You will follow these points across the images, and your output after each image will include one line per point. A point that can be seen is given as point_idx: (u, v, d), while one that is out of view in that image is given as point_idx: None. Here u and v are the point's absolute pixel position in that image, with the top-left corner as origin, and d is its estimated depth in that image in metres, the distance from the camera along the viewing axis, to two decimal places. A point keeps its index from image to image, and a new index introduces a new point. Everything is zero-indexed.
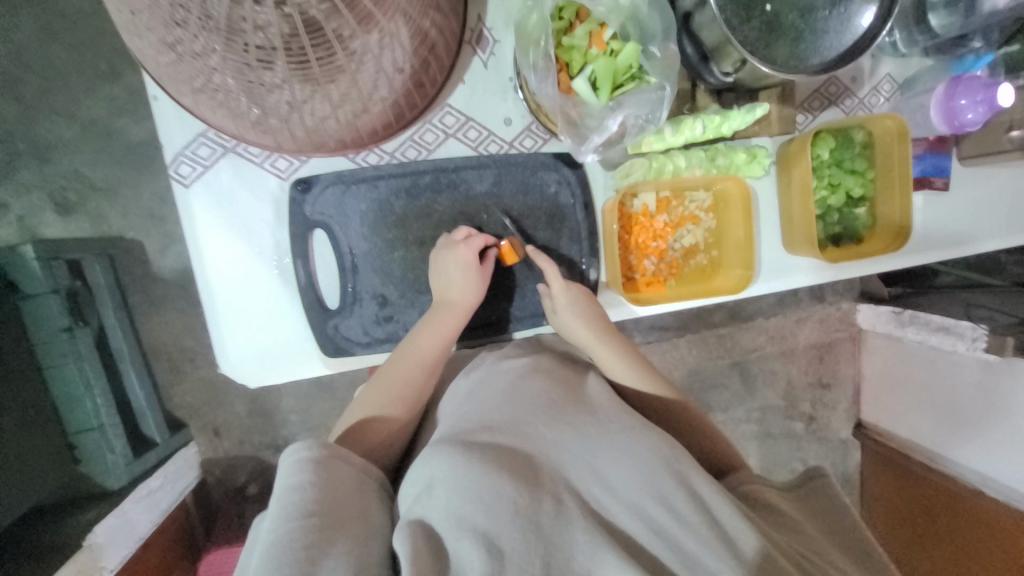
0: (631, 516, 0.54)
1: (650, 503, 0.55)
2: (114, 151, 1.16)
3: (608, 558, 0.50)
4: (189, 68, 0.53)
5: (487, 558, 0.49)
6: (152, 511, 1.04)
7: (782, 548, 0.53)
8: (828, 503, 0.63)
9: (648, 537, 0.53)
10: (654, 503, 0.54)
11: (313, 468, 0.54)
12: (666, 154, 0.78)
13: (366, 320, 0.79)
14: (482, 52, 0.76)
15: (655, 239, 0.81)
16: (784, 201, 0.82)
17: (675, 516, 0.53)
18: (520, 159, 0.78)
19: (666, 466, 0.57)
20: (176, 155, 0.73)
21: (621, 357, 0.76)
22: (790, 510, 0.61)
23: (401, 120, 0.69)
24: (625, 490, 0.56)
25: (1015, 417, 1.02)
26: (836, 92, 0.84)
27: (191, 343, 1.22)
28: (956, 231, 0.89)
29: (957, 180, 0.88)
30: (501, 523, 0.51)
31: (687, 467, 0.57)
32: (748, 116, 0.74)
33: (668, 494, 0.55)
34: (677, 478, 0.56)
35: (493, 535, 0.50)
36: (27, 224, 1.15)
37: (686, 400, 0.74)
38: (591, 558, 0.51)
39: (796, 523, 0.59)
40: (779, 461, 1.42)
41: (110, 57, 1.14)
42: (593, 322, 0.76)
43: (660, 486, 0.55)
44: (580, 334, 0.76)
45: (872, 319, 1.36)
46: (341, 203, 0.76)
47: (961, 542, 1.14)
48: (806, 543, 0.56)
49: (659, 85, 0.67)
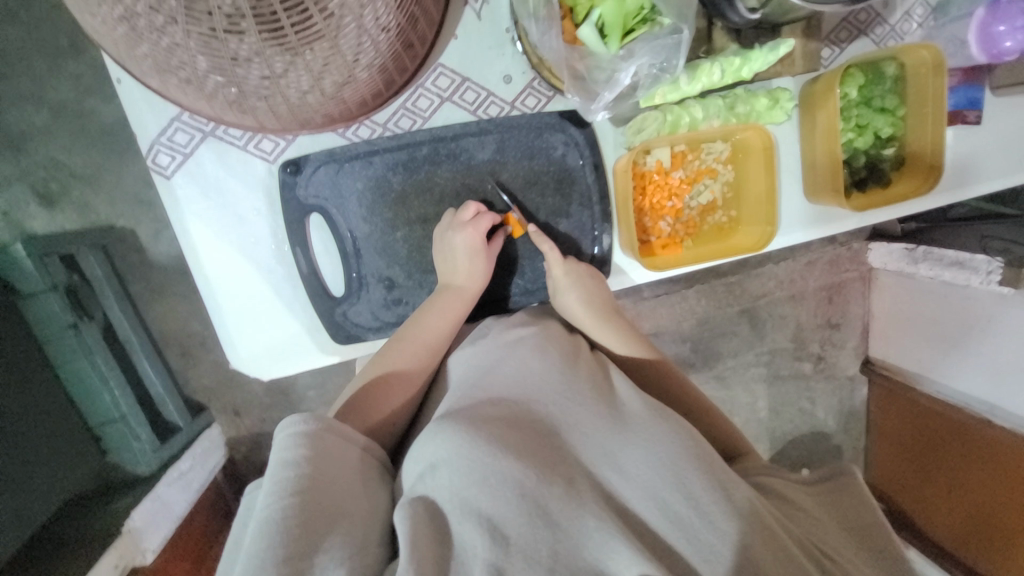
0: (640, 501, 0.54)
1: (664, 488, 0.54)
2: (88, 135, 1.09)
3: (619, 548, 0.51)
4: (148, 45, 0.48)
5: (489, 544, 0.49)
6: (186, 491, 1.07)
7: (792, 536, 0.55)
8: (848, 498, 0.65)
9: (658, 520, 0.53)
10: (666, 487, 0.54)
11: (307, 442, 0.54)
12: (681, 105, 0.72)
13: (375, 304, 0.76)
14: (474, 2, 0.68)
15: (671, 198, 0.77)
16: (807, 147, 0.77)
17: (687, 499, 0.53)
18: (523, 121, 0.72)
19: (679, 454, 0.56)
20: (153, 144, 0.68)
21: (616, 333, 0.74)
22: (800, 501, 0.63)
23: (392, 87, 0.64)
24: (639, 477, 0.55)
25: (1006, 344, 1.06)
26: (866, 20, 0.76)
27: (199, 328, 1.20)
28: (986, 169, 0.83)
29: (991, 112, 0.82)
30: (504, 508, 0.51)
31: (699, 455, 0.56)
32: (771, 55, 0.68)
33: (679, 479, 0.55)
34: (690, 462, 0.56)
35: (496, 519, 0.51)
36: (11, 218, 1.10)
37: (667, 362, 0.75)
38: (601, 546, 0.51)
39: (808, 514, 0.61)
40: (788, 401, 1.44)
41: (69, 31, 1.05)
42: (592, 303, 0.74)
43: (670, 472, 0.55)
44: (578, 313, 0.74)
45: (884, 258, 1.33)
46: (335, 184, 0.71)
47: (965, 473, 1.16)
48: (821, 536, 0.59)
49: (674, 28, 0.60)
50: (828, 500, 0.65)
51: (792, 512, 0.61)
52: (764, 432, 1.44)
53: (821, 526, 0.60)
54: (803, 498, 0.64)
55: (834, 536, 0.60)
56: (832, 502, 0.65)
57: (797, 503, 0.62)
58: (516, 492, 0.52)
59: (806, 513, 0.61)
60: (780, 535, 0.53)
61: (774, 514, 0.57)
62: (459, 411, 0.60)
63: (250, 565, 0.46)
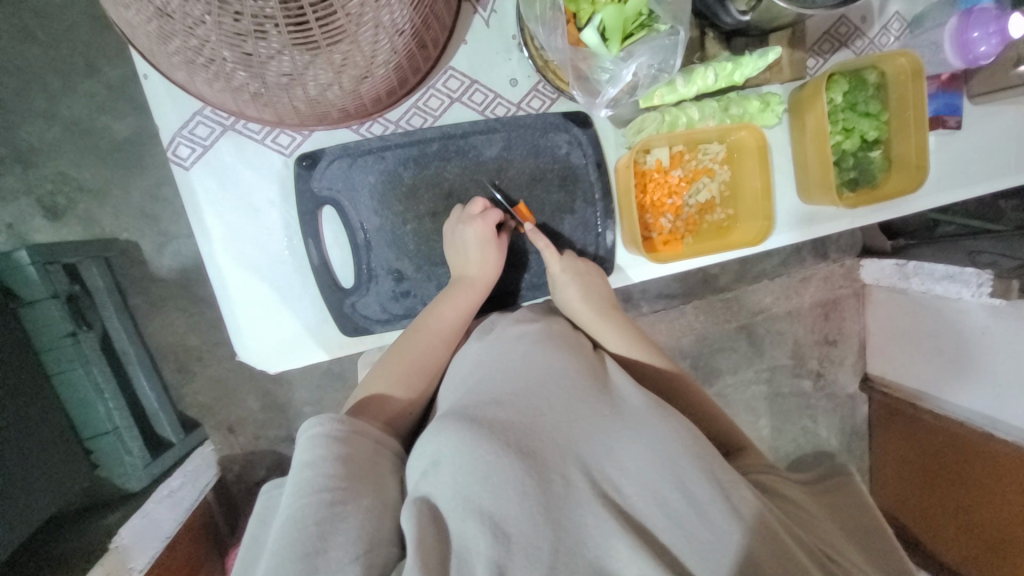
0: (646, 502, 0.54)
1: (666, 489, 0.54)
2: (98, 150, 1.12)
3: (619, 546, 0.50)
4: (179, 41, 0.51)
5: (491, 542, 0.49)
6: (176, 510, 1.03)
7: (801, 541, 0.54)
8: (849, 499, 0.66)
9: (659, 520, 0.53)
10: (669, 488, 0.54)
11: (328, 443, 0.53)
12: (678, 107, 0.76)
13: (383, 296, 0.77)
14: (482, 10, 0.73)
15: (671, 195, 0.80)
16: (798, 148, 0.81)
17: (688, 501, 0.53)
18: (529, 121, 0.75)
19: (687, 452, 0.56)
20: (174, 137, 0.70)
21: (619, 332, 0.74)
22: (799, 498, 0.63)
23: (405, 86, 0.67)
24: (640, 474, 0.55)
25: (1001, 357, 1.06)
26: (847, 33, 0.82)
27: (197, 342, 1.19)
28: (968, 172, 0.88)
29: (968, 119, 0.86)
30: (507, 506, 0.51)
31: (710, 458, 0.56)
32: (760, 62, 0.71)
33: (684, 476, 0.54)
34: (697, 462, 0.55)
35: (498, 517, 0.50)
36: (15, 231, 1.12)
37: (676, 370, 0.74)
38: (600, 545, 0.51)
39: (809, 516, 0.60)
40: (790, 418, 1.44)
41: (85, 51, 1.10)
42: (598, 303, 0.75)
43: (679, 473, 0.54)
44: (579, 309, 0.75)
45: (877, 274, 1.36)
46: (348, 177, 0.73)
47: (969, 488, 1.14)
48: (825, 540, 0.58)
49: (671, 30, 0.64)
50: (829, 499, 0.67)
51: (793, 511, 0.61)
52: (767, 451, 1.43)
53: (818, 521, 0.60)
54: (799, 494, 0.64)
55: (833, 536, 0.59)
56: (836, 502, 0.66)
57: (801, 505, 0.62)
58: (518, 490, 0.52)
59: (808, 513, 0.61)
60: (777, 531, 0.52)
61: (781, 520, 0.56)
62: (461, 406, 0.60)
63: (271, 564, 0.47)
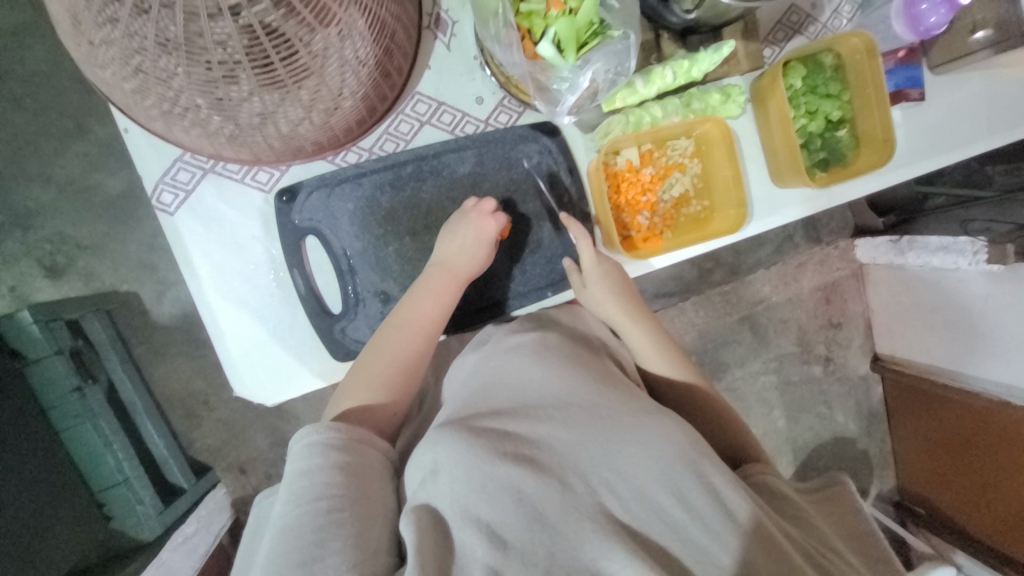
0: (641, 507, 0.53)
1: (660, 494, 0.54)
2: (94, 206, 1.15)
3: (615, 552, 0.50)
4: (153, 94, 0.53)
5: (488, 548, 0.50)
6: (190, 556, 1.01)
7: (790, 539, 0.55)
8: (840, 506, 0.66)
9: (653, 522, 0.53)
10: (664, 491, 0.54)
11: (324, 451, 0.55)
12: (641, 107, 0.78)
13: (372, 318, 0.78)
14: (443, 35, 0.76)
15: (645, 193, 0.81)
16: (765, 136, 0.82)
17: (682, 504, 0.53)
18: (498, 135, 0.78)
19: (681, 455, 0.55)
20: (157, 184, 0.73)
21: (647, 334, 0.77)
22: (797, 500, 0.63)
23: (374, 113, 0.70)
24: (634, 478, 0.54)
25: (1007, 322, 1.05)
26: (799, 20, 0.84)
27: (202, 386, 1.20)
28: (938, 143, 0.89)
29: (932, 90, 0.88)
30: (503, 513, 0.52)
31: (702, 458, 0.56)
32: (715, 56, 0.74)
33: (678, 480, 0.54)
34: (688, 464, 0.55)
35: (495, 524, 0.51)
36: (19, 292, 1.15)
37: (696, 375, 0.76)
38: (597, 549, 0.51)
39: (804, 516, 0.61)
40: (804, 406, 1.42)
41: (75, 114, 1.14)
42: (626, 301, 0.77)
43: (673, 476, 0.54)
44: (607, 307, 0.77)
45: (872, 253, 1.35)
46: (328, 207, 0.75)
47: (991, 460, 1.11)
48: (822, 539, 0.59)
49: (622, 35, 0.66)
50: (824, 507, 0.66)
51: (790, 512, 0.61)
52: (784, 442, 1.41)
53: (813, 526, 0.60)
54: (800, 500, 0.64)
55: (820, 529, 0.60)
56: (832, 510, 0.65)
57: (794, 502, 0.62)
58: (514, 498, 0.52)
59: (803, 513, 0.61)
60: (771, 529, 0.53)
61: (776, 520, 0.56)
62: (456, 415, 0.61)
63: (270, 568, 0.49)
